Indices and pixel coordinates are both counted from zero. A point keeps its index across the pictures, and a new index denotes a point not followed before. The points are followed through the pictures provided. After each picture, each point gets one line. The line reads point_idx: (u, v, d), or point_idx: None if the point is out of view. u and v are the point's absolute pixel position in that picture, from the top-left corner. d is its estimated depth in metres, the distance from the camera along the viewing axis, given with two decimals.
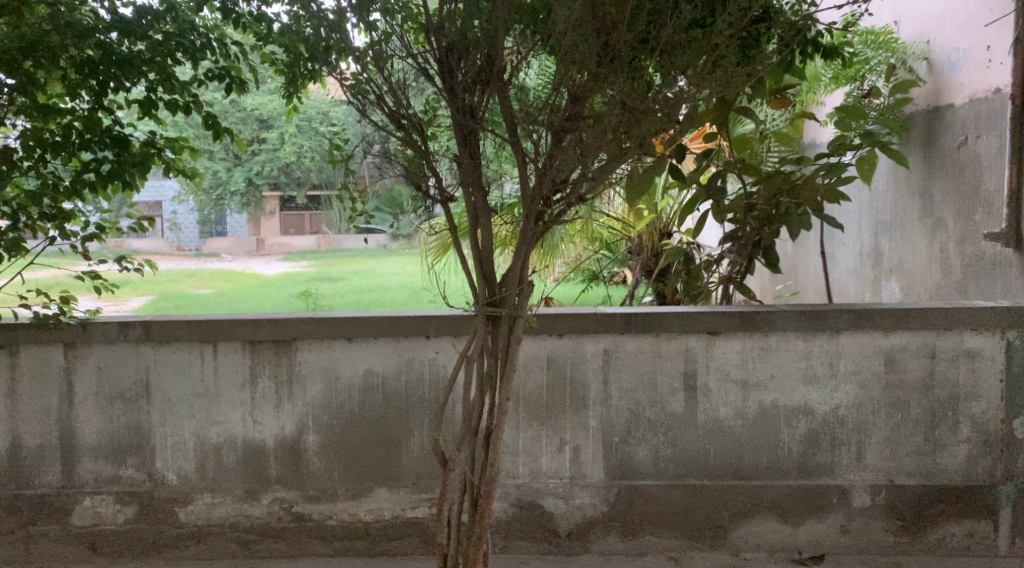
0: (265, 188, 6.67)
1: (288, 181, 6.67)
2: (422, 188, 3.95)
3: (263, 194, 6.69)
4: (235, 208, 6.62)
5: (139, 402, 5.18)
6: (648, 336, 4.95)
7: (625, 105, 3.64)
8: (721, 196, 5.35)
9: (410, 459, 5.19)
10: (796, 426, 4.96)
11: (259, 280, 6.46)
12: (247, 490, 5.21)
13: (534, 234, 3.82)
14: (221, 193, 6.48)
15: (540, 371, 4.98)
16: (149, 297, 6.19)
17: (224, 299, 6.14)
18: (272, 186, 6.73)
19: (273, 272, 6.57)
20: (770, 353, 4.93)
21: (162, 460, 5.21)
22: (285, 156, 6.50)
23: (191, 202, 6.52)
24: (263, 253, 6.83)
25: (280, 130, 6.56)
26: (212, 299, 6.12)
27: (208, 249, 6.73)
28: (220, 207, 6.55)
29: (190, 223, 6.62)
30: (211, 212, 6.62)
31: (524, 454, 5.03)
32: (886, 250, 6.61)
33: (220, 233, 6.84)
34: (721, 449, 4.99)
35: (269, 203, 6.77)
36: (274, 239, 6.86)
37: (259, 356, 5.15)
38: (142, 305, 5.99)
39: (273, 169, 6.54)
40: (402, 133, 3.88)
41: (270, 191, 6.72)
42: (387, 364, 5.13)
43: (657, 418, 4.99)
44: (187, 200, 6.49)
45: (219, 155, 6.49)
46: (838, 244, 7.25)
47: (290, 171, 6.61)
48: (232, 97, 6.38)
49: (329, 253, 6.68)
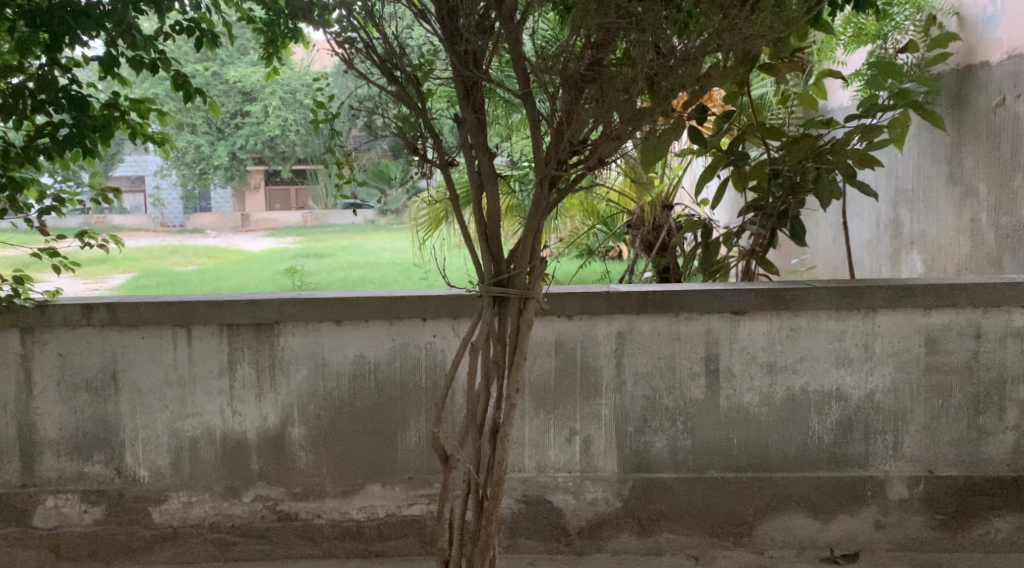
0: (250, 162, 5.91)
1: (274, 155, 5.89)
2: (418, 151, 3.46)
3: (247, 168, 5.95)
4: (219, 183, 5.95)
5: (106, 392, 4.72)
6: (666, 317, 4.51)
7: (657, 50, 3.22)
8: (742, 162, 4.90)
9: (405, 453, 4.74)
10: (828, 414, 4.53)
11: (247, 256, 5.96)
12: (227, 487, 4.76)
13: (547, 203, 3.39)
14: (204, 167, 5.83)
15: (548, 356, 4.54)
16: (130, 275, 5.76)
17: (208, 276, 5.68)
18: (257, 160, 5.96)
19: (259, 248, 6.01)
20: (800, 334, 4.50)
21: (133, 455, 4.76)
22: (270, 130, 5.75)
23: (174, 176, 5.91)
24: (247, 228, 6.19)
25: (264, 104, 5.82)
26: (195, 277, 5.67)
27: (192, 224, 6.19)
28: (204, 181, 5.92)
29: (174, 199, 6.04)
30: (195, 187, 5.99)
31: (530, 446, 4.59)
32: (906, 221, 6.14)
33: (205, 210, 6.20)
34: (746, 439, 4.57)
35: (253, 177, 6.02)
36: (260, 214, 6.19)
37: (238, 341, 4.69)
38: (122, 283, 5.55)
39: (257, 142, 5.76)
40: (395, 88, 3.42)
41: (254, 165, 5.95)
42: (379, 349, 4.68)
43: (676, 406, 4.56)
44: (169, 173, 5.89)
45: (200, 128, 5.81)
46: (854, 216, 6.77)
47: (276, 145, 5.83)
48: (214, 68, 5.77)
49: (316, 230, 6.05)
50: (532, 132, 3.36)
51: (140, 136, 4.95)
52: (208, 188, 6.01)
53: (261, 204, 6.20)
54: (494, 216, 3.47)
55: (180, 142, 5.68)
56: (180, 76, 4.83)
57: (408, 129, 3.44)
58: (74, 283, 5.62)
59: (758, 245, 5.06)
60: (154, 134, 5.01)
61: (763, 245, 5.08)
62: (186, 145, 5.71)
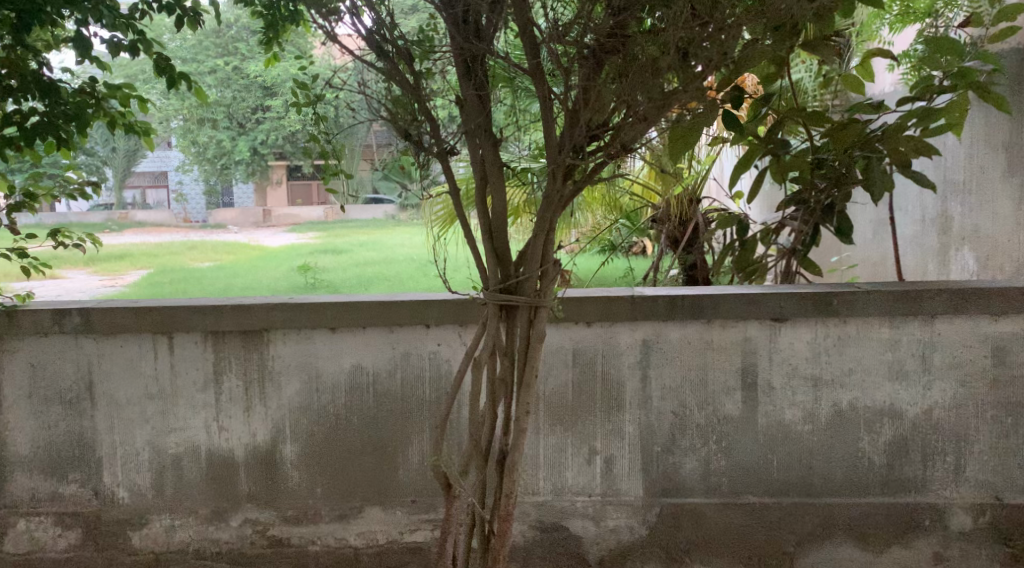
0: (271, 158, 5.34)
1: (295, 151, 5.24)
2: (412, 137, 3.00)
3: (268, 163, 5.38)
4: (241, 178, 5.41)
5: (81, 405, 4.30)
6: (697, 323, 4.03)
7: (692, 15, 2.76)
8: (783, 150, 4.45)
9: (408, 473, 4.30)
10: (879, 433, 4.04)
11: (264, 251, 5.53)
12: (212, 510, 4.34)
13: (561, 196, 2.93)
14: (225, 161, 5.31)
15: (564, 367, 4.07)
16: (146, 272, 5.30)
17: (225, 274, 5.27)
18: (279, 155, 5.38)
19: (277, 243, 5.55)
20: (848, 343, 4.01)
21: (111, 475, 4.34)
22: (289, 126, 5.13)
23: (196, 172, 5.43)
24: (270, 224, 5.70)
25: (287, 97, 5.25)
26: (210, 275, 5.26)
27: (215, 221, 5.67)
28: (226, 177, 5.41)
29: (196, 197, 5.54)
30: (217, 182, 5.47)
31: (546, 467, 4.13)
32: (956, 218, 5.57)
33: (227, 205, 5.66)
34: (788, 460, 4.08)
35: (275, 172, 5.49)
36: (283, 210, 5.73)
37: (223, 349, 4.26)
38: (137, 282, 5.13)
39: (277, 138, 5.16)
40: (384, 63, 2.99)
41: (276, 161, 5.39)
42: (378, 359, 4.23)
43: (708, 424, 4.09)
44: (191, 169, 5.41)
45: (221, 123, 5.27)
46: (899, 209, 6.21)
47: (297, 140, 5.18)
48: (236, 63, 5.27)
49: (336, 225, 5.66)
50: (543, 115, 2.90)
51: (121, 125, 4.56)
52: (231, 183, 5.49)
53: (283, 199, 5.73)
54: (500, 211, 3.02)
55: (199, 137, 5.23)
56: (162, 59, 4.40)
57: (401, 113, 2.99)
58: (87, 281, 5.22)
59: (800, 244, 4.57)
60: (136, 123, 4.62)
61: (805, 243, 4.60)
62: (205, 139, 5.23)
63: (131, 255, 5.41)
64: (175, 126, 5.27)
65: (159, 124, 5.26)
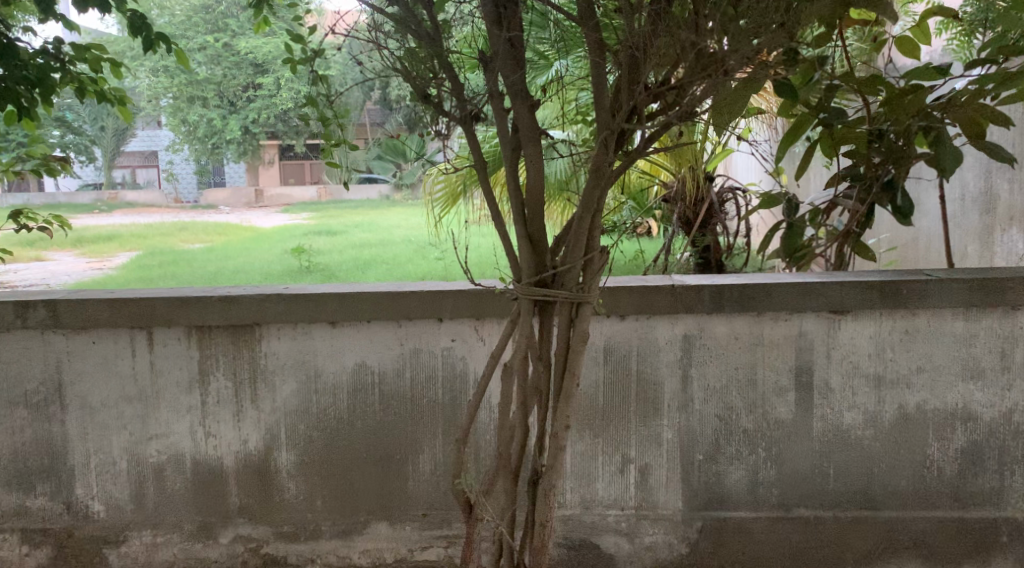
0: (263, 136, 4.83)
1: (288, 129, 4.67)
2: (429, 97, 2.56)
3: (261, 143, 4.90)
4: (231, 158, 4.92)
5: (50, 410, 3.82)
6: (746, 317, 3.57)
7: None
8: (837, 120, 3.90)
9: (418, 484, 3.84)
10: (950, 439, 3.59)
11: (256, 233, 5.02)
12: (199, 526, 3.88)
13: (612, 170, 2.53)
14: (215, 141, 4.79)
15: (595, 366, 3.59)
16: (135, 253, 4.73)
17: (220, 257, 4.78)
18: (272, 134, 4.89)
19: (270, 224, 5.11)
20: (917, 338, 3.55)
21: (84, 487, 3.87)
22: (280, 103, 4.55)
23: (186, 151, 4.94)
24: (262, 205, 5.39)
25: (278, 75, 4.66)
26: (205, 257, 4.76)
27: (205, 201, 5.33)
28: (217, 157, 4.90)
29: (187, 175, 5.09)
30: (208, 162, 4.98)
31: (574, 479, 3.66)
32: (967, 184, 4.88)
33: (218, 184, 5.35)
34: (846, 469, 3.63)
35: (267, 151, 5.04)
36: (274, 188, 5.42)
37: (210, 346, 3.78)
38: (127, 263, 4.57)
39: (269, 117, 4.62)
40: (398, 10, 2.57)
41: (269, 140, 4.89)
42: (385, 357, 3.76)
43: (757, 429, 3.63)
44: (181, 148, 4.93)
45: (211, 101, 4.76)
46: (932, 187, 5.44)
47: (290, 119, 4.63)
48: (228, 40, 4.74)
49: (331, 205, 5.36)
50: (595, 74, 2.55)
51: (93, 92, 4.12)
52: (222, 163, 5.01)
53: (274, 178, 5.42)
54: (536, 189, 2.57)
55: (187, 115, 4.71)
56: (136, 17, 3.90)
57: (417, 69, 2.56)
58: (73, 263, 4.59)
59: (854, 225, 4.10)
60: (109, 90, 4.18)
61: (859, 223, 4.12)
62: (194, 117, 4.71)
63: (118, 237, 4.87)
64: (164, 104, 4.78)
65: (146, 101, 4.75)
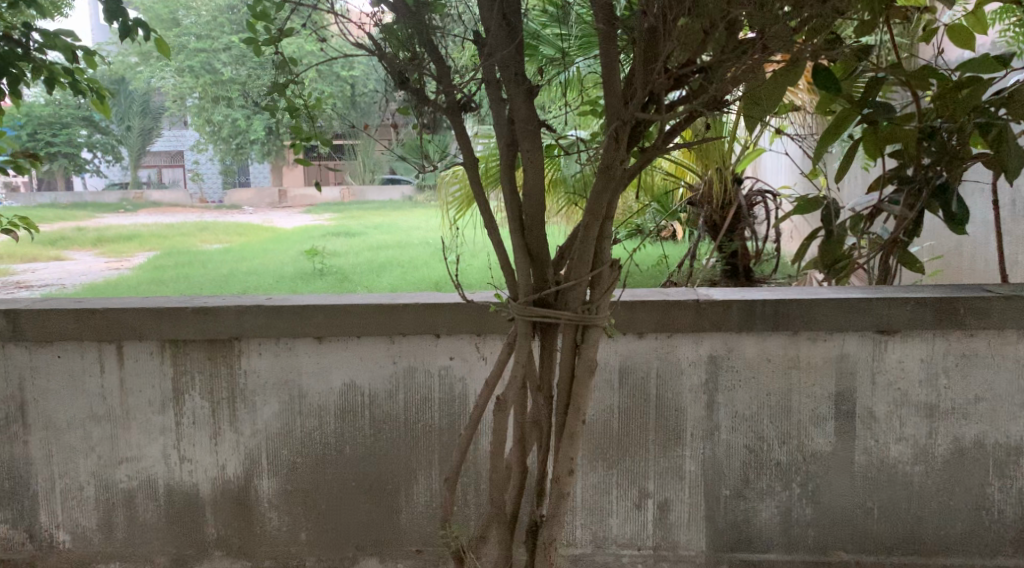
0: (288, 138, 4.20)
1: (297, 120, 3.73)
2: (408, 80, 2.24)
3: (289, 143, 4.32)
4: (257, 157, 4.39)
5: (10, 429, 3.48)
6: (780, 336, 3.17)
7: None
8: (884, 116, 3.43)
9: (412, 517, 3.48)
10: (1013, 478, 3.18)
11: (278, 233, 4.58)
12: (173, 558, 3.53)
13: (624, 169, 2.16)
14: (239, 141, 4.27)
15: (609, 390, 3.20)
16: (153, 254, 4.33)
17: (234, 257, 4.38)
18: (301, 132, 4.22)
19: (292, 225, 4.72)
20: (975, 363, 3.14)
21: (48, 515, 3.53)
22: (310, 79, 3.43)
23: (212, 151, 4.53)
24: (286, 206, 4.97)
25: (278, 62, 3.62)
26: (221, 257, 4.40)
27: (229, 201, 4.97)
28: (242, 156, 4.42)
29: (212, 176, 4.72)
30: (233, 161, 4.54)
31: (585, 515, 3.27)
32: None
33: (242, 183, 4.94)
34: (892, 511, 3.22)
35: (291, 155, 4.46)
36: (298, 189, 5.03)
37: (185, 363, 3.43)
38: (142, 264, 4.19)
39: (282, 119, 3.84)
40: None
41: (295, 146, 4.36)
42: (376, 377, 3.40)
43: (791, 463, 3.22)
44: (206, 148, 4.52)
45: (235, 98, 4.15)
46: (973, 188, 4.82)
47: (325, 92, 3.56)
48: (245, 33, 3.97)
49: (352, 205, 4.86)
50: (606, 57, 2.17)
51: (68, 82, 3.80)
52: (247, 162, 4.54)
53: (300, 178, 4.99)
54: (535, 192, 2.20)
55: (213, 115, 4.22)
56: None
57: (394, 47, 2.24)
58: (88, 262, 4.23)
59: (901, 233, 3.69)
60: (87, 81, 3.83)
61: (907, 232, 3.71)
62: (218, 118, 4.21)
63: (138, 236, 4.48)
64: (190, 104, 4.33)
65: (175, 102, 4.36)
